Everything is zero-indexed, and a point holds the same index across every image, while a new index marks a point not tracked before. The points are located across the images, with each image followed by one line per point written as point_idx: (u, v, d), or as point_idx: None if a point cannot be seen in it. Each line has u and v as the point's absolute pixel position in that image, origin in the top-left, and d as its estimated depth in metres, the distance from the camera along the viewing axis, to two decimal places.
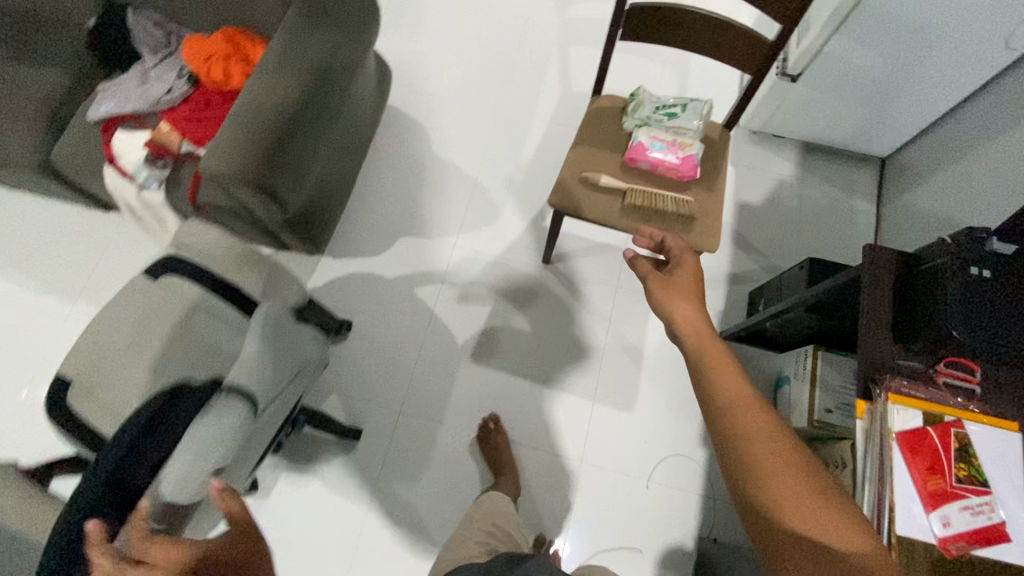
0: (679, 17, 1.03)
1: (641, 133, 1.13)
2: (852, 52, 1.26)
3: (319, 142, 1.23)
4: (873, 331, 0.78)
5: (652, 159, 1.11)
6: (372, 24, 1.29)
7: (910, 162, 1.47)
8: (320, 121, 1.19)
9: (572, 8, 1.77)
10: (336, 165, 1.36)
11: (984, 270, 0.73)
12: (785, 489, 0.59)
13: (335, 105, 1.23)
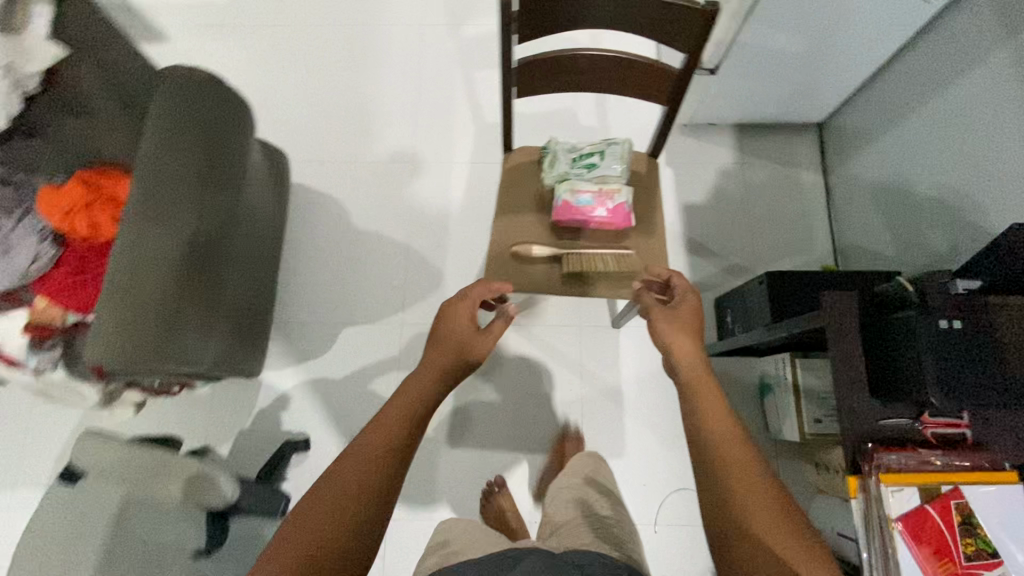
0: (572, 60, 0.92)
1: (563, 189, 1.02)
2: (766, 38, 1.16)
3: (213, 274, 1.09)
4: (847, 396, 0.71)
5: (581, 216, 1.01)
6: (239, 118, 1.13)
7: (847, 125, 1.40)
8: (204, 254, 1.06)
9: (463, 31, 1.64)
10: (246, 281, 1.23)
11: (954, 320, 0.67)
12: (754, 508, 0.61)
13: (217, 228, 1.09)
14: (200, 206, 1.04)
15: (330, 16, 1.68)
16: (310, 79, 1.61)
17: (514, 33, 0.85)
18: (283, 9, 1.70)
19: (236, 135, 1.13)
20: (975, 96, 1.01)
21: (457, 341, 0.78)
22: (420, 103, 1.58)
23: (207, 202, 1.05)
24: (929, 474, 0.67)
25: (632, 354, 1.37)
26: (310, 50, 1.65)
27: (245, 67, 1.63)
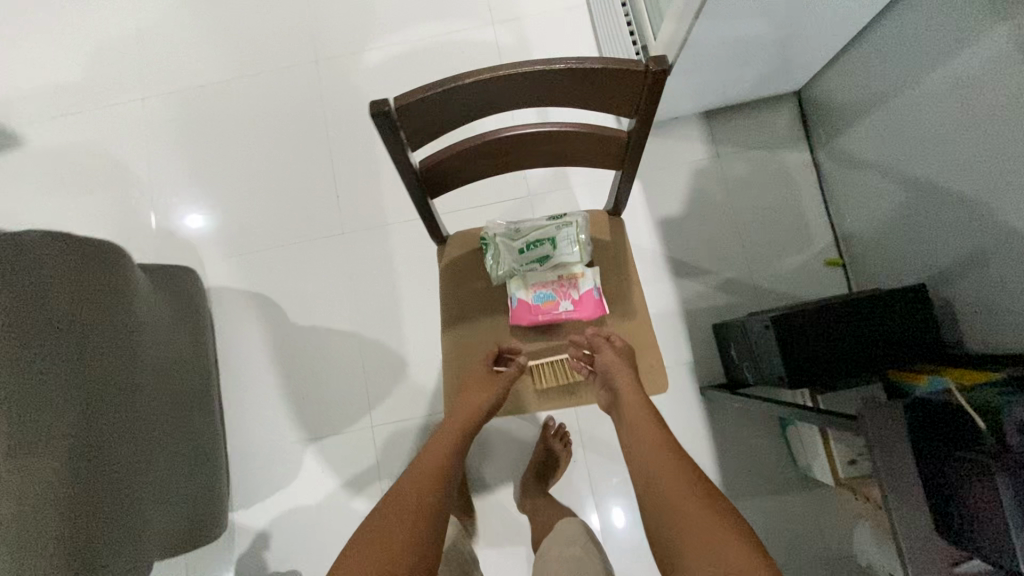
0: (493, 146, 0.71)
1: (516, 286, 0.84)
2: (723, 28, 0.94)
3: (139, 452, 0.90)
4: (913, 552, 0.60)
5: (544, 316, 0.83)
6: (106, 265, 0.94)
7: (829, 95, 1.20)
8: (118, 435, 0.87)
9: (367, 64, 1.41)
10: (185, 437, 1.05)
11: None
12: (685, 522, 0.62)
13: (125, 399, 0.90)
14: (90, 387, 0.84)
15: (213, 74, 1.43)
16: (210, 157, 1.39)
17: (405, 139, 0.64)
18: (156, 73, 1.44)
19: (114, 287, 0.94)
20: (985, 69, 0.81)
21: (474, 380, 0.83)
22: (339, 159, 1.37)
23: (99, 377, 0.86)
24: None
25: None
26: (200, 121, 1.41)
27: (130, 155, 1.40)
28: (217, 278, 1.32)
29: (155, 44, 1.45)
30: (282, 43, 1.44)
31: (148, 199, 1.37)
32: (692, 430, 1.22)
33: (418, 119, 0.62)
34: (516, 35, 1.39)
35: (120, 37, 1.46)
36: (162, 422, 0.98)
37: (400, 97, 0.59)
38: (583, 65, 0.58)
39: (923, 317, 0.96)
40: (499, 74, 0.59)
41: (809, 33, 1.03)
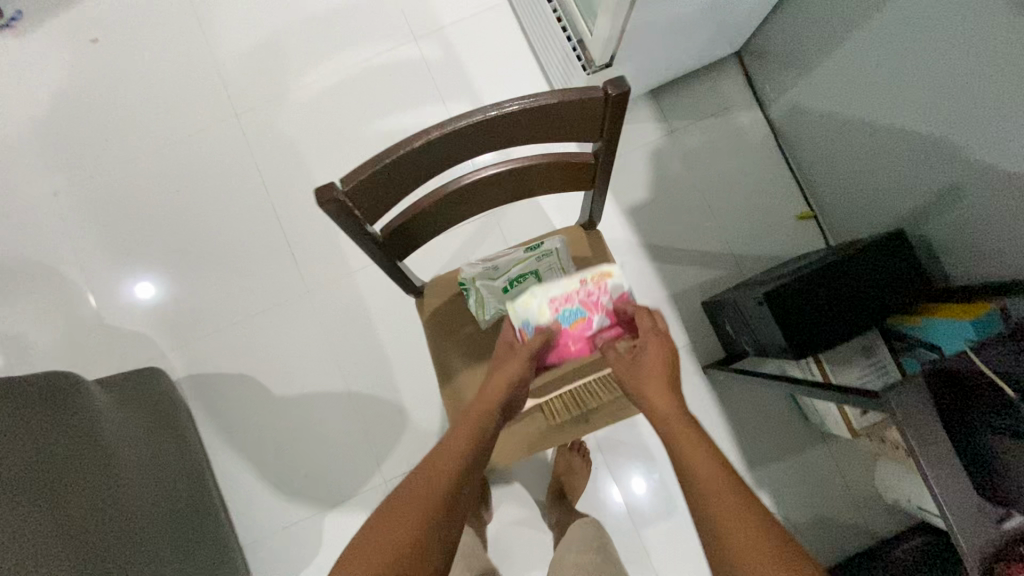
0: (456, 195, 0.67)
1: (536, 314, 0.66)
2: (658, 10, 0.91)
3: (126, 562, 0.83)
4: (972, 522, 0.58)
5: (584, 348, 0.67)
6: (63, 393, 0.89)
7: (771, 50, 1.18)
8: (98, 553, 0.80)
9: (290, 101, 1.32)
10: (185, 534, 0.98)
11: None
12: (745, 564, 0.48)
13: (100, 517, 0.84)
14: (57, 511, 0.78)
15: (128, 151, 1.32)
16: (145, 240, 1.29)
17: (364, 214, 0.59)
18: (63, 162, 1.31)
19: (62, 410, 0.87)
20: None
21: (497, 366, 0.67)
22: (285, 214, 1.28)
23: (65, 501, 0.80)
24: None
25: None
26: (126, 203, 1.30)
27: (55, 256, 1.28)
28: (185, 366, 1.24)
29: (54, 130, 1.32)
30: (194, 102, 1.33)
31: (86, 293, 1.26)
32: (703, 410, 1.21)
33: (373, 194, 0.58)
34: (442, 46, 1.32)
35: (12, 130, 1.32)
36: (151, 528, 0.91)
37: (349, 176, 0.54)
38: (537, 103, 0.54)
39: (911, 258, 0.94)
40: (450, 129, 0.54)
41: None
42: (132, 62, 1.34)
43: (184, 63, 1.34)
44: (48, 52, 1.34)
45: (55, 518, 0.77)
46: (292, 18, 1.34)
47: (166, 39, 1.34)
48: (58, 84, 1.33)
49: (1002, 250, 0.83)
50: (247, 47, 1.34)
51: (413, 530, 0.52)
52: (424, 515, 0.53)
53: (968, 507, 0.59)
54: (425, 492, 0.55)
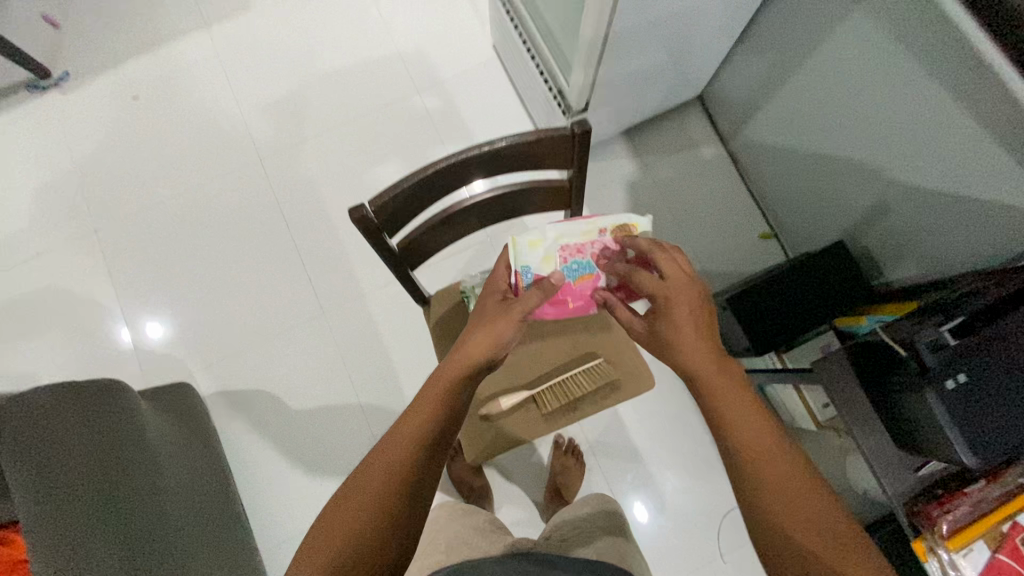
0: (457, 215, 0.82)
1: (538, 261, 0.77)
2: (623, 64, 1.09)
3: (170, 550, 0.91)
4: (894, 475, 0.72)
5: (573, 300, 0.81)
6: (114, 398, 1.02)
7: (726, 93, 1.37)
8: (147, 539, 0.88)
9: (308, 146, 1.49)
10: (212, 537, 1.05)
11: (959, 376, 0.63)
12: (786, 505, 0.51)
13: (146, 509, 0.92)
14: (109, 501, 0.87)
15: (162, 192, 1.47)
16: (176, 272, 1.42)
17: (385, 229, 0.74)
18: (103, 203, 1.46)
19: (113, 411, 1.00)
20: (849, 50, 0.95)
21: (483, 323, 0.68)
22: (303, 244, 1.43)
23: (115, 493, 0.89)
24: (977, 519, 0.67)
25: (627, 403, 1.34)
26: (159, 239, 1.44)
27: (93, 288, 1.41)
28: (210, 384, 1.35)
29: (96, 176, 1.48)
30: (221, 148, 1.49)
31: (126, 332, 1.38)
32: (686, 413, 1.33)
33: (392, 213, 0.72)
34: (441, 97, 1.51)
35: (57, 176, 1.48)
36: (184, 522, 1.00)
37: (375, 199, 0.69)
38: (521, 139, 0.70)
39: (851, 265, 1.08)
40: (453, 161, 0.70)
41: (697, 51, 1.20)
42: (166, 115, 1.51)
43: (213, 115, 1.51)
44: (91, 108, 1.52)
45: (107, 507, 0.86)
46: (310, 75, 1.53)
47: (198, 94, 1.52)
48: (102, 135, 1.50)
49: (922, 254, 0.98)
50: (270, 100, 1.52)
51: (383, 501, 0.53)
52: (392, 485, 0.54)
53: (890, 459, 0.73)
54: (394, 462, 0.55)
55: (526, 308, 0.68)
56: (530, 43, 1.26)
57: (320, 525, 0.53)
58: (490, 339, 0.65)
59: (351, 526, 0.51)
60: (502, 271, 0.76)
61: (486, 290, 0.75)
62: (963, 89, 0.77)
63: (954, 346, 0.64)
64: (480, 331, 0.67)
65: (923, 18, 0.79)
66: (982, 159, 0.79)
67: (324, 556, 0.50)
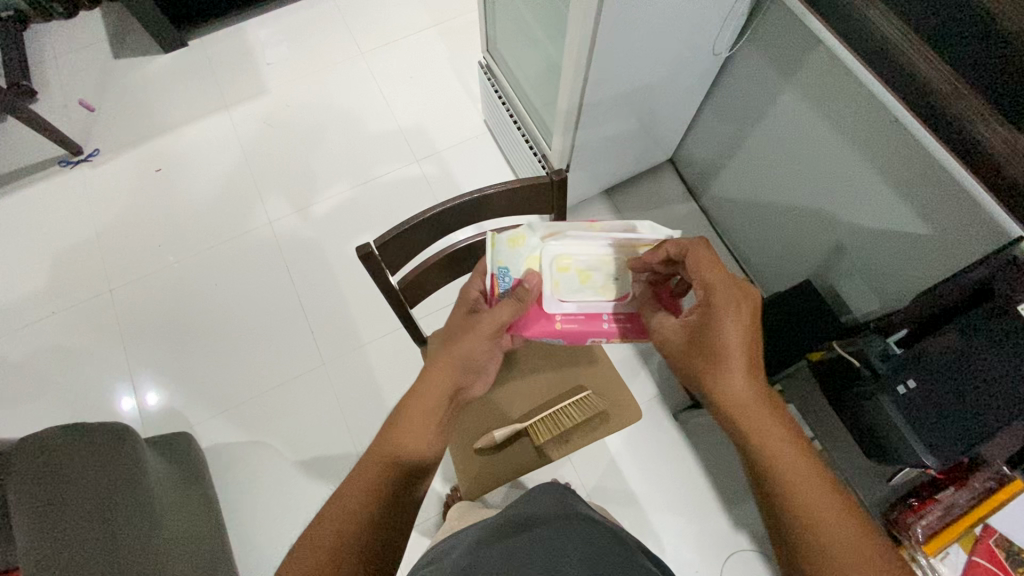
0: (452, 256, 0.90)
1: (518, 262, 0.74)
2: (597, 131, 1.24)
3: None
4: (868, 487, 0.81)
5: (562, 319, 0.75)
6: (124, 437, 1.07)
7: (693, 156, 1.52)
8: None
9: (315, 210, 1.62)
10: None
11: (908, 382, 0.71)
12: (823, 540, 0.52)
13: (145, 550, 0.93)
14: (110, 540, 0.88)
15: (175, 255, 1.57)
16: (185, 329, 1.49)
17: (386, 267, 0.82)
18: (119, 267, 1.55)
19: (123, 448, 1.05)
20: (792, 112, 1.09)
21: (454, 332, 0.69)
22: (307, 300, 1.51)
23: (116, 533, 0.90)
24: (956, 522, 0.80)
25: (622, 447, 1.36)
26: (169, 298, 1.52)
27: (104, 345, 1.46)
28: (211, 437, 1.38)
29: (115, 241, 1.58)
30: (233, 214, 1.61)
31: (131, 393, 1.42)
32: (680, 454, 1.35)
33: (392, 250, 0.81)
34: (439, 165, 1.66)
35: (77, 243, 1.58)
36: (184, 561, 1.01)
37: (378, 237, 0.77)
38: (506, 185, 0.80)
39: (821, 301, 1.15)
40: (448, 205, 0.79)
41: (663, 120, 1.36)
42: (185, 185, 1.65)
43: (228, 185, 1.65)
44: (115, 181, 1.65)
45: (109, 538, 0.88)
46: (318, 150, 1.69)
47: (215, 167, 1.67)
48: (124, 205, 1.62)
49: (879, 288, 1.07)
50: (281, 171, 1.66)
51: (351, 529, 0.53)
52: (364, 512, 0.55)
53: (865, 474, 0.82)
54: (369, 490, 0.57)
55: (496, 321, 0.68)
56: (516, 116, 1.42)
57: (299, 550, 0.52)
58: (455, 358, 0.67)
59: (313, 564, 0.50)
60: (478, 278, 0.75)
61: (458, 301, 0.74)
62: (888, 143, 0.91)
63: (900, 356, 0.73)
64: (441, 354, 0.67)
65: (850, 85, 0.94)
66: (909, 200, 0.91)
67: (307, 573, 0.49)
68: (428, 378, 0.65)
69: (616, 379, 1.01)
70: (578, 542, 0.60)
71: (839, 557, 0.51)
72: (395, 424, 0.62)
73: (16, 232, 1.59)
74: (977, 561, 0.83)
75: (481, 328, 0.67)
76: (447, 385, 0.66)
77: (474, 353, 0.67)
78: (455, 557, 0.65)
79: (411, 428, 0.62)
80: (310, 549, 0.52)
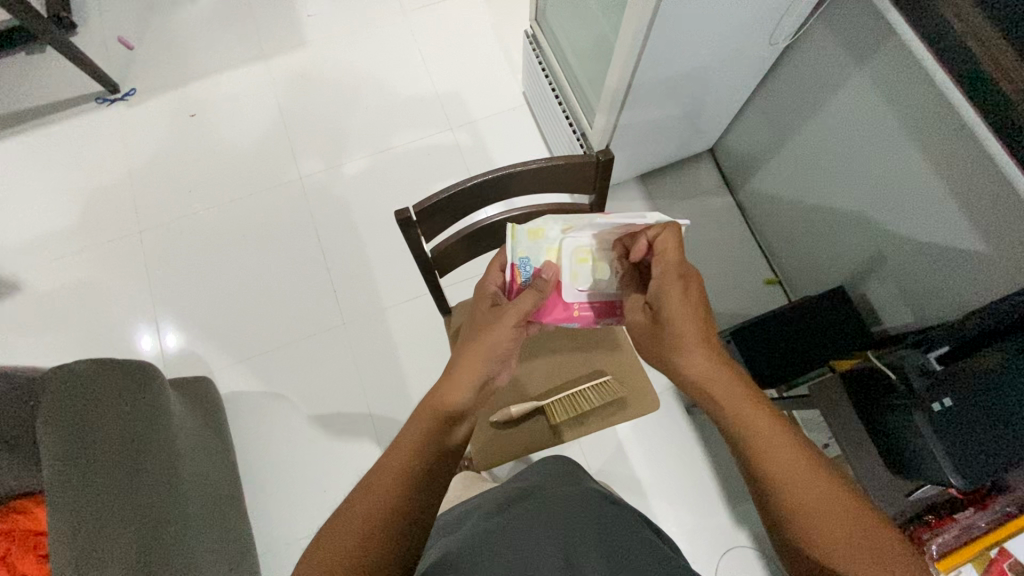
0: (487, 227, 0.89)
1: (537, 252, 0.76)
2: (642, 113, 1.21)
3: (184, 519, 0.96)
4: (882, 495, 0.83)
5: (579, 306, 0.79)
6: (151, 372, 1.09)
7: (735, 148, 1.48)
8: (163, 512, 0.92)
9: (345, 169, 1.61)
10: (218, 519, 1.10)
11: (944, 400, 0.70)
12: (804, 506, 0.51)
13: (165, 485, 0.96)
14: (132, 470, 0.92)
15: (203, 202, 1.57)
16: (209, 277, 1.50)
17: (422, 233, 0.81)
18: (148, 209, 1.56)
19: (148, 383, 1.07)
20: (853, 108, 1.04)
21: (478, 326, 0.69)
22: (331, 259, 1.51)
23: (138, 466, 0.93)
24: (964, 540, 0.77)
25: (631, 434, 1.36)
26: (195, 244, 1.53)
27: (129, 286, 1.49)
28: (228, 384, 1.41)
29: (144, 182, 1.59)
30: (263, 166, 1.61)
31: (153, 332, 1.45)
32: (687, 445, 1.35)
33: (430, 217, 0.80)
34: (473, 134, 1.63)
35: (109, 182, 1.59)
36: (197, 498, 1.05)
37: (417, 203, 0.76)
38: (550, 161, 0.78)
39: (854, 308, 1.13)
40: (490, 176, 0.77)
41: (710, 108, 1.32)
42: (217, 133, 1.64)
43: (261, 138, 1.64)
44: (149, 123, 1.65)
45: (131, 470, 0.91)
46: (353, 109, 1.67)
47: (248, 117, 1.66)
48: (155, 147, 1.63)
49: (916, 300, 1.04)
50: (314, 128, 1.65)
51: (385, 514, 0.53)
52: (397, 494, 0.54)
53: (881, 482, 0.83)
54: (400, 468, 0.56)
55: (520, 310, 0.68)
56: (559, 91, 1.39)
57: (334, 528, 0.52)
58: (480, 351, 0.66)
59: (347, 545, 0.50)
60: (496, 273, 0.76)
61: (477, 297, 0.74)
62: (950, 147, 0.87)
63: (939, 373, 0.71)
64: (469, 346, 0.67)
65: (919, 83, 0.89)
66: (969, 213, 0.87)
67: (345, 547, 0.50)
68: (455, 368, 0.65)
69: (636, 362, 1.01)
70: (596, 533, 0.58)
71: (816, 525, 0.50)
72: (423, 409, 0.62)
73: (51, 166, 1.60)
74: None
75: (506, 319, 0.67)
76: (476, 376, 0.65)
77: (502, 344, 0.67)
78: (472, 521, 0.67)
79: (447, 405, 0.61)
80: (340, 536, 0.51)
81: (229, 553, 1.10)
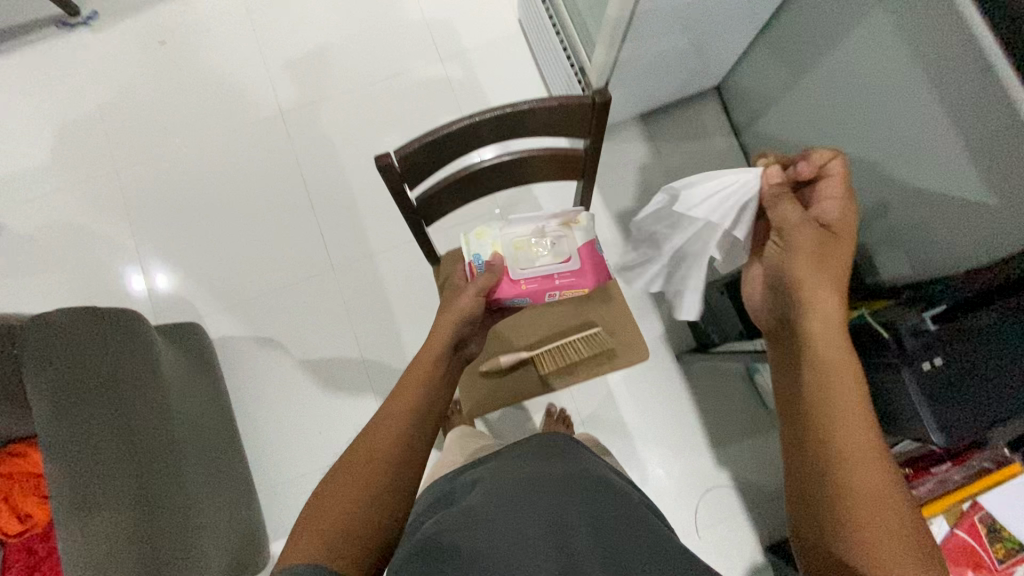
0: (474, 176, 0.85)
1: (484, 248, 0.81)
2: (643, 48, 1.12)
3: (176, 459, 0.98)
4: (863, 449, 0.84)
5: (526, 283, 0.80)
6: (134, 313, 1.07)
7: (742, 87, 1.39)
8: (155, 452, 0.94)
9: (328, 105, 1.51)
10: (211, 457, 1.13)
11: (935, 360, 0.69)
12: (855, 475, 0.53)
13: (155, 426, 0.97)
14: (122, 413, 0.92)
15: (181, 139, 1.49)
16: (193, 220, 1.45)
17: (404, 181, 0.77)
18: (123, 147, 1.49)
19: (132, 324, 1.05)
20: (869, 45, 0.96)
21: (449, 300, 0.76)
22: (317, 202, 1.46)
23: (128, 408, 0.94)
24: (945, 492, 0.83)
25: (620, 380, 1.38)
26: (176, 186, 1.47)
27: (110, 227, 1.44)
28: (219, 329, 1.40)
29: (116, 118, 1.50)
30: (242, 100, 1.52)
31: (140, 275, 1.42)
32: (675, 391, 1.37)
33: (411, 166, 0.75)
34: (463, 67, 1.53)
35: (80, 117, 1.50)
36: (189, 438, 1.06)
37: (398, 148, 0.72)
38: (539, 105, 0.73)
39: None
40: (474, 119, 0.72)
41: (718, 41, 1.22)
42: (191, 64, 1.53)
43: (237, 68, 1.53)
44: (116, 51, 1.53)
45: (120, 413, 0.92)
46: (334, 38, 1.55)
47: (221, 46, 1.54)
48: (126, 78, 1.52)
49: (917, 252, 1.01)
50: (294, 59, 1.54)
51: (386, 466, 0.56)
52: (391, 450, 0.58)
53: None
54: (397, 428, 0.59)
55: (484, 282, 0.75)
56: (556, 20, 1.28)
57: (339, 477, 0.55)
58: (451, 318, 0.72)
59: (350, 493, 0.53)
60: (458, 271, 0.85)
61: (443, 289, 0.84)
62: (968, 90, 0.80)
63: (931, 333, 0.70)
64: (441, 316, 0.74)
65: (937, 21, 0.81)
66: (981, 163, 0.82)
67: (351, 491, 0.54)
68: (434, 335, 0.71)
69: (625, 309, 0.99)
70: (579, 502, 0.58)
71: (855, 493, 0.52)
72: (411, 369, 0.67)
73: (18, 99, 1.51)
74: (958, 533, 0.83)
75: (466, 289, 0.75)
76: (449, 338, 0.71)
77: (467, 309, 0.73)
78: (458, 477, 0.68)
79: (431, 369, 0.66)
80: (344, 485, 0.54)
81: (224, 488, 1.14)
